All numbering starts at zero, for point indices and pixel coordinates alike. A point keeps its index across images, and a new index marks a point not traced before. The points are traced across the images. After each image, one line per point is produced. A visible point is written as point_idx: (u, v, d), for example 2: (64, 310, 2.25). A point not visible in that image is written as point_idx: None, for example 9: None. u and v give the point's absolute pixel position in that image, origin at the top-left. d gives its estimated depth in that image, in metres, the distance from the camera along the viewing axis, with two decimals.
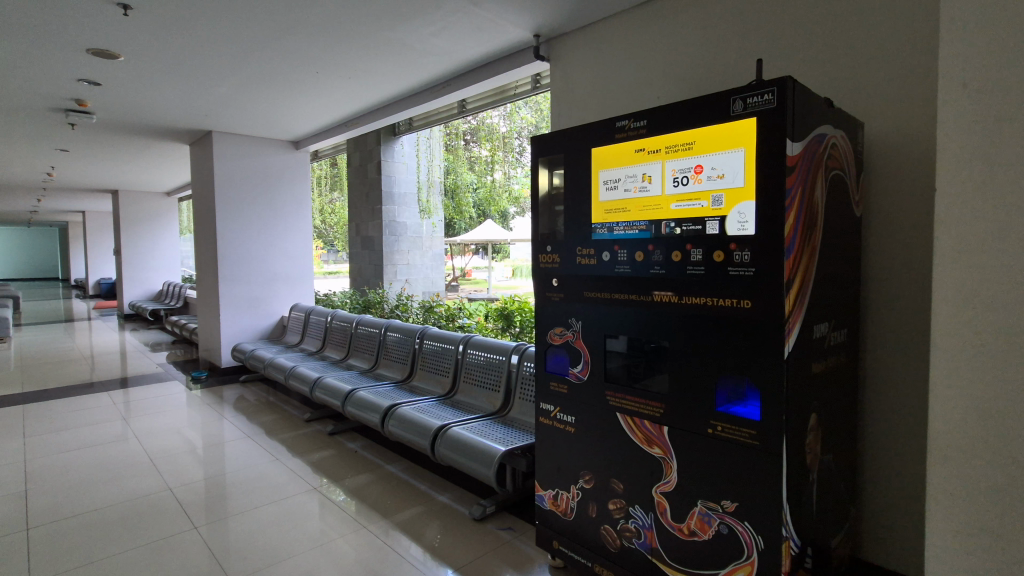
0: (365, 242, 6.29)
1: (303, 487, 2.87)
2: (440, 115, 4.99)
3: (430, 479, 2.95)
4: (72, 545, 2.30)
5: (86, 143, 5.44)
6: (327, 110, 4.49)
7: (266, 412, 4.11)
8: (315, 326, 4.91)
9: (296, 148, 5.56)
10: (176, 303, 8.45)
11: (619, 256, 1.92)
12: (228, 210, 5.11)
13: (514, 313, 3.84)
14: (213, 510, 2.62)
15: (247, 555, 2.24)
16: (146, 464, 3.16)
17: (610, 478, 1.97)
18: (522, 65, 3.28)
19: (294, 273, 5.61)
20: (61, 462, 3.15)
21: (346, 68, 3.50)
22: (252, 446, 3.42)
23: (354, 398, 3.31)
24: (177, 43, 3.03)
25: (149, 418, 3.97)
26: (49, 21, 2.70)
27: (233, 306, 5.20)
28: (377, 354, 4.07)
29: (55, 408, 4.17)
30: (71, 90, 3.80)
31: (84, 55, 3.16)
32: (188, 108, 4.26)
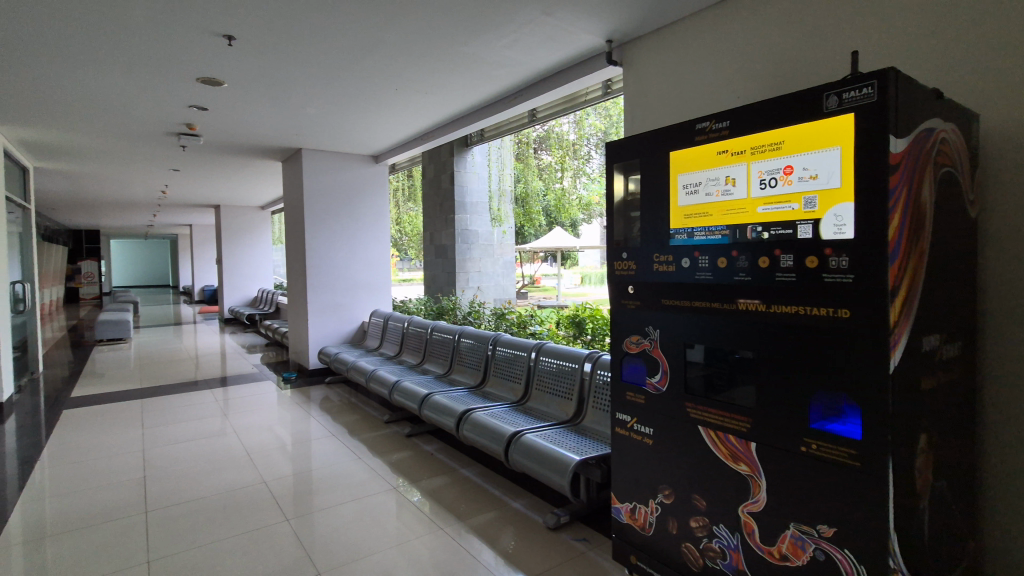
0: (439, 250, 6.48)
1: (383, 486, 2.99)
2: (510, 125, 5.07)
3: (504, 485, 2.97)
4: (182, 529, 2.53)
5: (194, 163, 6.04)
6: (404, 124, 4.69)
7: (348, 412, 4.32)
8: (393, 331, 5.11)
9: (375, 162, 5.84)
10: (269, 309, 9.13)
11: (700, 263, 1.85)
12: (315, 222, 5.46)
13: (586, 321, 3.79)
14: (302, 504, 2.78)
15: (332, 549, 2.36)
16: (244, 458, 3.42)
17: (691, 495, 1.89)
18: (594, 70, 3.26)
19: (373, 281, 5.87)
20: (173, 453, 3.49)
21: (422, 82, 3.64)
22: (336, 445, 3.62)
23: (430, 402, 3.41)
24: (273, 69, 3.28)
25: (245, 415, 4.30)
26: (167, 55, 3.03)
27: (319, 312, 5.53)
28: (451, 359, 4.17)
29: (167, 403, 4.63)
30: (182, 116, 4.22)
31: (193, 83, 3.50)
32: (280, 127, 4.60)
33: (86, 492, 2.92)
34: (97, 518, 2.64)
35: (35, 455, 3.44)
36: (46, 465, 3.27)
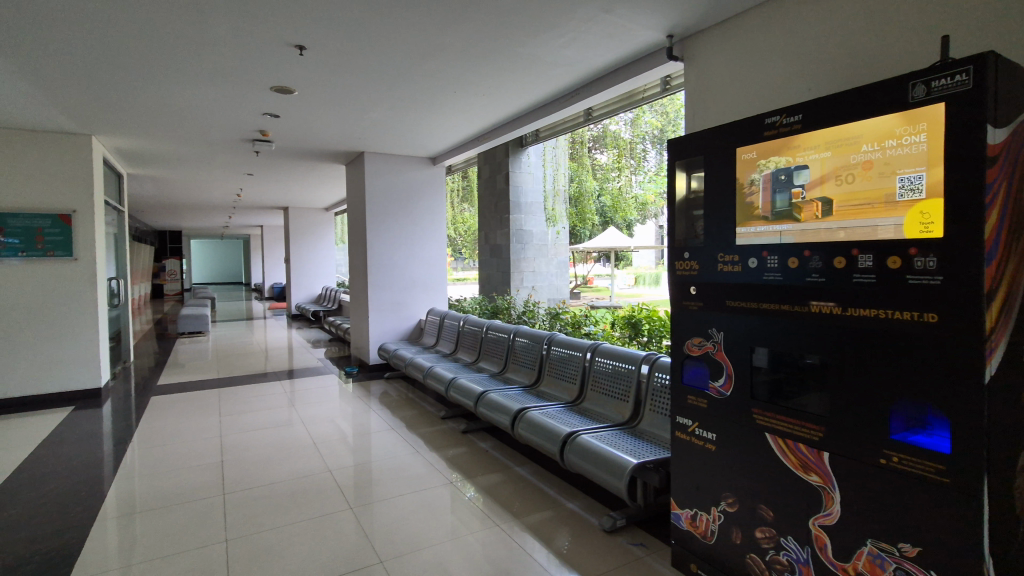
0: (494, 250, 6.54)
1: (440, 480, 3.06)
2: (566, 124, 5.05)
3: (559, 485, 2.97)
4: (256, 512, 2.69)
5: (267, 168, 6.40)
6: (462, 126, 4.76)
7: (406, 407, 4.45)
8: (449, 329, 5.21)
9: (433, 164, 5.99)
10: (332, 306, 9.54)
11: (769, 263, 1.77)
12: (375, 222, 5.65)
13: (642, 322, 3.72)
14: (365, 494, 2.89)
15: (394, 539, 2.44)
16: (310, 447, 3.59)
17: (756, 505, 1.82)
18: (653, 67, 3.20)
19: (430, 280, 6.02)
20: (247, 440, 3.72)
21: (481, 84, 3.69)
22: (395, 438, 3.73)
23: (485, 399, 3.45)
24: (339, 75, 3.42)
25: (311, 406, 4.52)
26: (244, 66, 3.22)
27: (379, 310, 5.72)
28: (505, 358, 4.21)
29: (242, 393, 4.94)
30: (257, 123, 4.48)
31: (267, 92, 3.71)
32: (344, 132, 4.80)
33: (171, 473, 3.16)
34: (182, 497, 2.85)
35: (128, 438, 3.76)
36: (137, 447, 3.57)
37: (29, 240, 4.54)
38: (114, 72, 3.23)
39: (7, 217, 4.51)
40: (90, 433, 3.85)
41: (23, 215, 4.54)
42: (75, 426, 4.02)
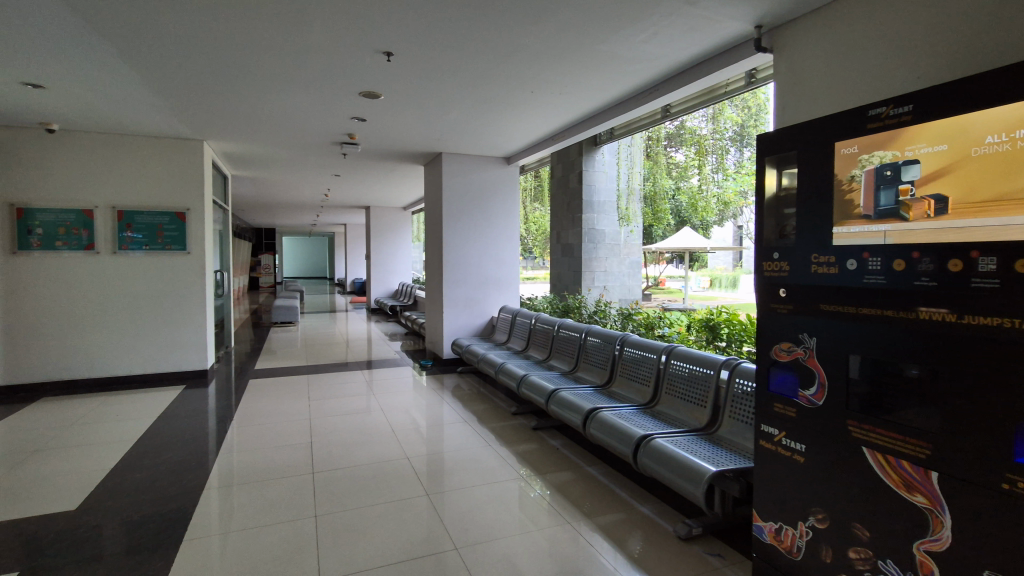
0: (565, 249, 6.52)
1: (511, 474, 3.10)
2: (642, 122, 4.94)
3: (631, 488, 2.92)
4: (341, 491, 2.87)
5: (353, 169, 6.78)
6: (538, 125, 4.80)
7: (478, 401, 4.55)
8: (520, 326, 5.26)
9: (507, 163, 6.07)
10: (408, 301, 9.92)
11: (870, 265, 1.65)
12: (451, 221, 5.82)
13: (720, 326, 3.60)
14: (439, 483, 2.99)
15: (468, 527, 2.51)
16: (389, 434, 3.77)
17: (850, 523, 1.70)
18: (739, 59, 3.07)
19: (502, 277, 6.11)
20: (332, 423, 3.97)
21: (559, 83, 3.68)
22: (467, 430, 3.83)
23: (556, 397, 3.46)
24: (422, 79, 3.57)
25: (389, 396, 4.74)
26: (337, 72, 3.42)
27: (453, 306, 5.88)
28: (577, 357, 4.19)
29: (327, 380, 5.27)
30: (346, 127, 4.75)
31: (356, 97, 3.93)
32: (425, 133, 4.98)
33: (267, 450, 3.44)
34: (276, 473, 3.09)
35: (230, 416, 4.13)
36: (238, 425, 3.92)
37: (151, 236, 5.09)
38: (226, 82, 3.56)
39: (134, 214, 5.05)
40: (198, 410, 4.26)
41: (147, 213, 5.08)
42: (186, 403, 4.47)
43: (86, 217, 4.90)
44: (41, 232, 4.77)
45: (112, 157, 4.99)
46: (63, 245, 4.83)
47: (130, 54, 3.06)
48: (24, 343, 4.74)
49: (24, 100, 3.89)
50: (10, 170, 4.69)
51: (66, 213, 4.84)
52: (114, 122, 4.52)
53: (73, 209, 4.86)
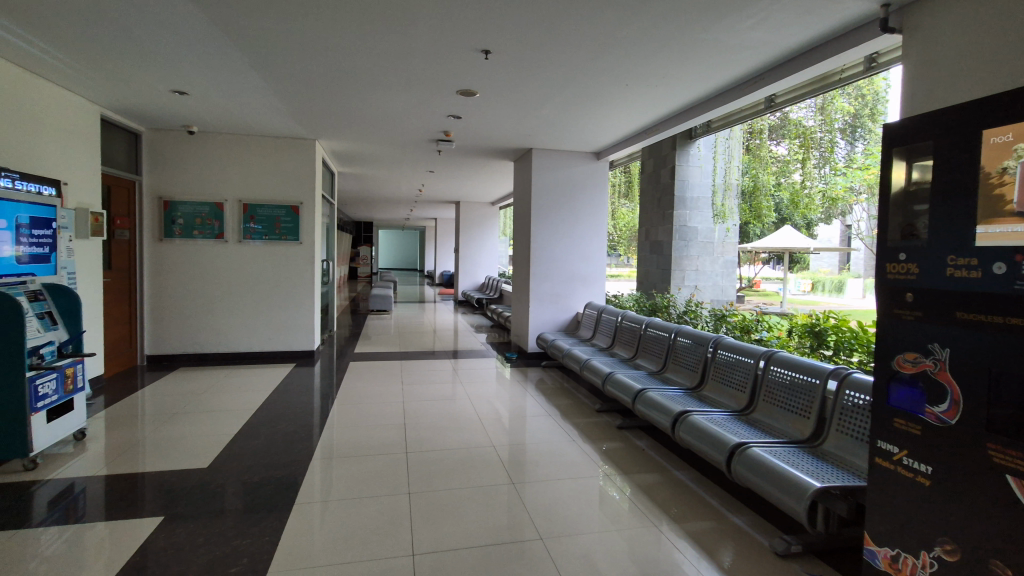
0: (654, 246, 6.32)
1: (596, 471, 3.08)
2: (742, 114, 4.66)
3: (722, 496, 2.80)
4: (431, 472, 3.00)
5: (446, 165, 7.03)
6: (631, 119, 4.69)
7: (561, 396, 4.56)
8: (606, 323, 5.20)
9: (597, 158, 6.00)
10: (494, 294, 10.13)
11: (1022, 269, 1.45)
12: (539, 216, 5.85)
13: (827, 332, 3.32)
14: (524, 473, 3.04)
15: (553, 519, 2.53)
16: (476, 421, 3.89)
17: (986, 558, 1.51)
18: (860, 43, 2.81)
19: (588, 274, 6.07)
20: (423, 408, 4.16)
21: (656, 75, 3.58)
22: (551, 424, 3.86)
23: (643, 397, 3.38)
24: (518, 76, 3.61)
25: (475, 385, 4.88)
26: (437, 72, 3.56)
27: (539, 300, 5.93)
28: (666, 357, 4.07)
29: (418, 366, 5.53)
30: (442, 124, 4.93)
31: (454, 95, 4.07)
32: (517, 129, 5.04)
33: (365, 428, 3.69)
34: (374, 450, 3.31)
35: (333, 394, 4.47)
36: (339, 403, 4.22)
37: (270, 227, 5.61)
38: (337, 85, 3.83)
39: (256, 207, 5.58)
40: (306, 386, 4.65)
41: (266, 206, 5.60)
42: (296, 379, 4.90)
43: (218, 209, 5.50)
44: (182, 222, 5.41)
45: (238, 155, 5.56)
46: (199, 234, 5.45)
47: (258, 61, 3.38)
48: (166, 320, 5.43)
49: (171, 106, 4.43)
50: (159, 167, 5.37)
51: (202, 205, 5.46)
52: (240, 124, 5.02)
53: (208, 202, 5.47)
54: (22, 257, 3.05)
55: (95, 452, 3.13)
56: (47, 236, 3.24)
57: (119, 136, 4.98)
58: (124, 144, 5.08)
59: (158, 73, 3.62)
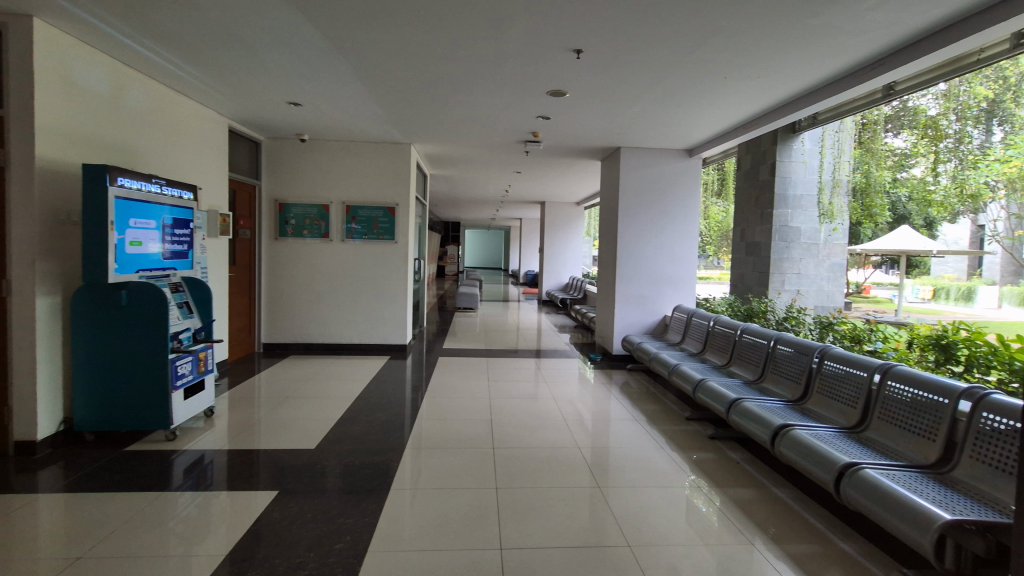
0: (750, 247, 5.97)
1: (685, 482, 2.97)
2: (855, 104, 4.27)
3: (828, 519, 2.59)
4: (516, 469, 3.05)
5: (533, 166, 7.09)
6: (728, 114, 4.45)
7: (648, 401, 4.44)
8: (697, 328, 4.98)
9: (689, 156, 5.78)
10: (578, 294, 10.06)
11: None
12: (627, 216, 5.73)
13: (957, 345, 2.96)
14: (610, 477, 2.99)
15: (641, 528, 2.47)
16: (560, 422, 3.89)
17: None
18: (1007, 19, 2.47)
19: (678, 275, 5.85)
20: (508, 405, 4.23)
21: (759, 66, 3.37)
22: (638, 429, 3.78)
23: (739, 408, 3.20)
24: (611, 73, 3.54)
25: (559, 386, 4.88)
26: (528, 74, 3.59)
27: (625, 302, 5.80)
28: (764, 366, 3.82)
29: (502, 364, 5.63)
30: (530, 125, 4.97)
31: (544, 96, 4.08)
32: (606, 128, 4.97)
33: (454, 422, 3.82)
34: (462, 443, 3.42)
35: (423, 387, 4.67)
36: (429, 396, 4.41)
37: (369, 227, 5.96)
38: (432, 91, 3.99)
39: (357, 208, 5.95)
40: (399, 379, 4.89)
41: (367, 207, 5.96)
42: (390, 372, 5.17)
43: (324, 211, 5.94)
44: (294, 223, 5.90)
45: (341, 160, 5.96)
46: (308, 234, 5.92)
47: (363, 72, 3.59)
48: (278, 312, 5.96)
49: (285, 116, 4.85)
50: (274, 173, 5.90)
51: (311, 207, 5.92)
52: (344, 130, 5.38)
53: (315, 204, 5.92)
54: (166, 253, 3.46)
55: (221, 428, 3.50)
56: (186, 235, 3.65)
57: (243, 145, 5.53)
58: (247, 152, 5.64)
59: (276, 86, 3.97)
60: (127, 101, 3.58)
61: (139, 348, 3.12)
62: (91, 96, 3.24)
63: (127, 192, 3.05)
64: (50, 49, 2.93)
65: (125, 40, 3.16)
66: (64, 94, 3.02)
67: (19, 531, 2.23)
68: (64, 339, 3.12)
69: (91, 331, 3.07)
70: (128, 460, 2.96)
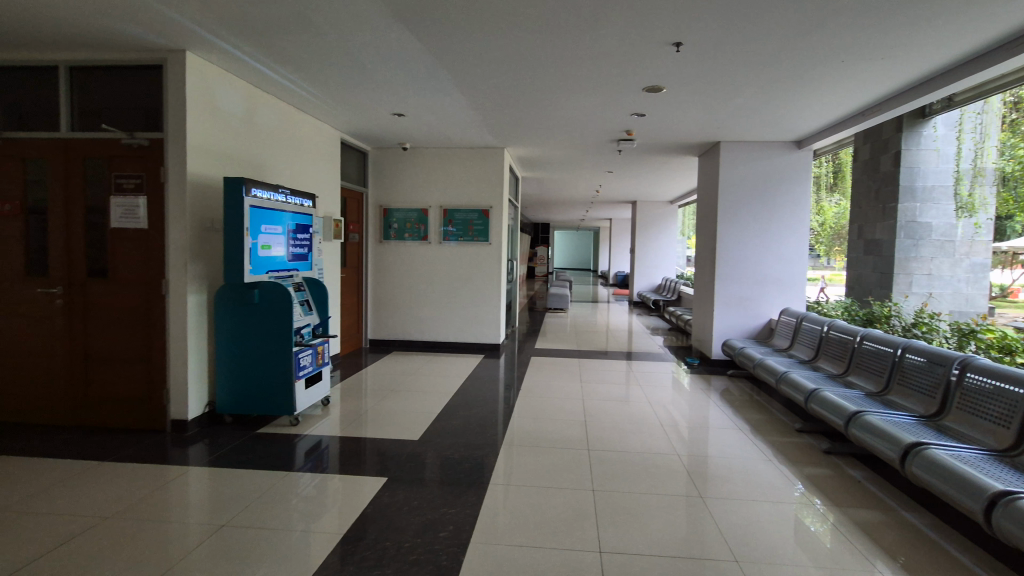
0: (870, 245, 5.43)
1: (797, 498, 2.76)
2: (1003, 80, 3.72)
3: (974, 552, 2.29)
4: (612, 472, 3.01)
5: (625, 165, 6.96)
6: (845, 100, 4.08)
7: (752, 409, 4.20)
8: (807, 333, 4.62)
9: (798, 147, 5.38)
10: (672, 296, 9.71)
11: None
12: (727, 214, 5.44)
13: None
14: (712, 487, 2.86)
15: (750, 543, 2.33)
16: (656, 426, 3.79)
17: None
18: None
19: (785, 276, 5.46)
20: (601, 407, 4.19)
21: (884, 46, 3.05)
22: (742, 438, 3.58)
23: (860, 421, 2.92)
24: (713, 65, 3.39)
25: (654, 389, 4.75)
26: (624, 71, 3.54)
27: (726, 305, 5.51)
28: (889, 377, 3.45)
29: (595, 365, 5.58)
30: (624, 124, 4.89)
31: (640, 93, 3.99)
32: (704, 123, 4.76)
33: (549, 421, 3.84)
34: (557, 443, 3.44)
35: (517, 386, 4.75)
36: (523, 395, 4.48)
37: (465, 230, 6.18)
38: (527, 95, 4.05)
39: (454, 211, 6.19)
40: (493, 377, 5.02)
41: (462, 210, 6.18)
42: (484, 370, 5.32)
43: (423, 215, 6.24)
44: (396, 226, 6.26)
45: (438, 166, 6.23)
46: (409, 237, 6.25)
47: (462, 81, 3.74)
48: (382, 310, 6.35)
49: (389, 126, 5.17)
50: (378, 180, 6.30)
51: (411, 211, 6.24)
52: (442, 138, 5.62)
53: (415, 208, 6.24)
54: (290, 256, 3.82)
55: (335, 417, 3.81)
56: (306, 240, 4.01)
57: (352, 155, 5.97)
58: (356, 162, 6.08)
59: (382, 99, 4.24)
60: (258, 120, 4.00)
61: (267, 342, 3.48)
62: (230, 118, 3.66)
63: (260, 201, 3.41)
64: (200, 78, 3.36)
65: (257, 67, 3.54)
66: (209, 117, 3.45)
67: (176, 497, 2.58)
68: (209, 332, 3.55)
69: (229, 325, 3.47)
70: (259, 441, 3.30)
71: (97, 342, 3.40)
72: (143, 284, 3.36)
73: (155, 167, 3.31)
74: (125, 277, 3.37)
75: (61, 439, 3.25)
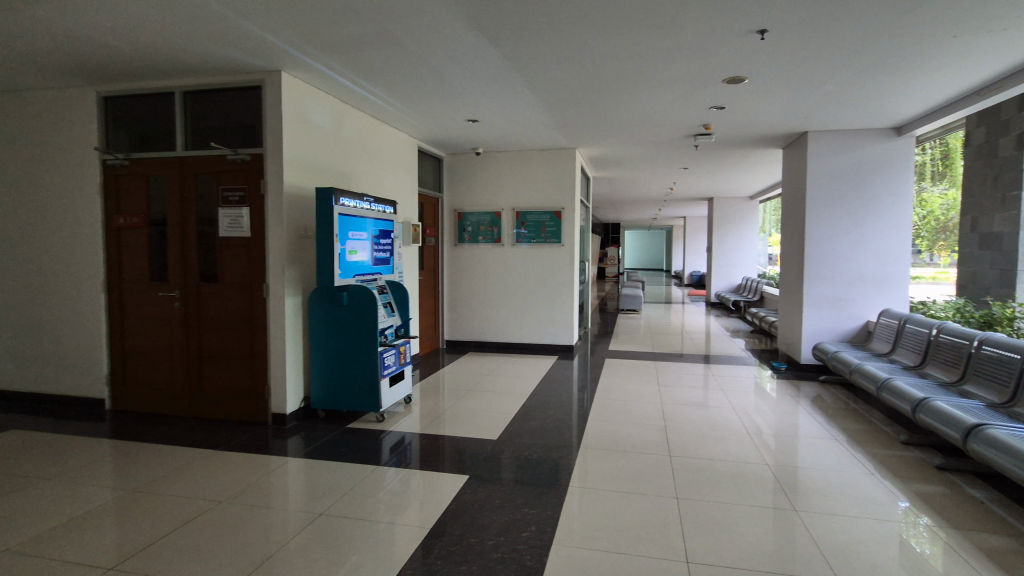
0: (987, 239, 4.89)
1: (907, 516, 2.53)
2: None
3: None
4: (697, 480, 2.91)
5: (702, 160, 6.70)
6: (955, 80, 3.71)
7: (850, 418, 3.90)
8: (913, 337, 4.23)
9: (899, 134, 4.94)
10: (754, 296, 9.22)
11: None
12: (817, 209, 5.10)
13: None
14: (808, 500, 2.69)
15: (855, 563, 2.16)
16: (742, 433, 3.62)
17: None
18: None
19: (884, 274, 5.03)
20: (682, 411, 4.06)
21: (1005, 17, 2.74)
22: (839, 450, 3.33)
23: (981, 435, 2.63)
24: (801, 51, 3.20)
25: (737, 394, 4.53)
26: (703, 64, 3.42)
27: (816, 306, 5.17)
28: (1016, 386, 3.08)
29: (672, 368, 5.42)
30: (702, 118, 4.72)
31: (720, 85, 3.83)
32: (790, 113, 4.49)
33: (628, 425, 3.77)
34: (638, 447, 3.37)
35: (593, 388, 4.71)
36: (600, 397, 4.43)
37: (537, 231, 6.20)
38: (600, 94, 4.01)
39: (526, 213, 6.23)
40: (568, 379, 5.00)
41: (535, 212, 6.21)
42: (558, 371, 5.31)
43: (496, 218, 6.33)
44: (470, 229, 6.40)
45: (510, 169, 6.31)
46: (482, 239, 6.37)
47: (535, 84, 3.77)
48: (457, 312, 6.51)
49: (464, 132, 5.30)
50: (452, 185, 6.47)
51: (484, 214, 6.35)
52: (514, 141, 5.69)
53: (488, 211, 6.34)
54: (374, 260, 4.01)
55: (417, 415, 3.95)
56: (388, 244, 4.19)
57: (428, 162, 6.18)
58: (432, 168, 6.28)
59: (458, 106, 4.36)
60: (344, 132, 4.24)
61: (354, 342, 3.67)
62: (319, 132, 3.91)
63: (347, 209, 3.61)
64: (293, 96, 3.61)
65: (342, 82, 3.75)
66: (302, 131, 3.70)
67: (278, 486, 2.78)
68: (303, 332, 3.79)
69: (320, 326, 3.70)
70: (348, 436, 3.49)
71: (208, 341, 3.75)
72: (247, 288, 3.66)
73: (256, 180, 3.59)
74: (231, 282, 3.69)
75: (180, 428, 3.61)
